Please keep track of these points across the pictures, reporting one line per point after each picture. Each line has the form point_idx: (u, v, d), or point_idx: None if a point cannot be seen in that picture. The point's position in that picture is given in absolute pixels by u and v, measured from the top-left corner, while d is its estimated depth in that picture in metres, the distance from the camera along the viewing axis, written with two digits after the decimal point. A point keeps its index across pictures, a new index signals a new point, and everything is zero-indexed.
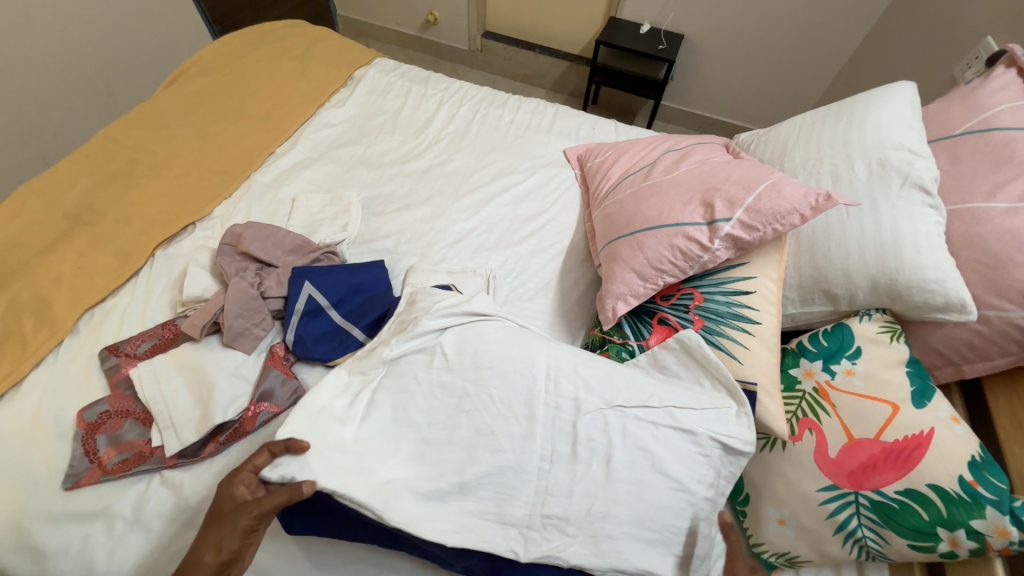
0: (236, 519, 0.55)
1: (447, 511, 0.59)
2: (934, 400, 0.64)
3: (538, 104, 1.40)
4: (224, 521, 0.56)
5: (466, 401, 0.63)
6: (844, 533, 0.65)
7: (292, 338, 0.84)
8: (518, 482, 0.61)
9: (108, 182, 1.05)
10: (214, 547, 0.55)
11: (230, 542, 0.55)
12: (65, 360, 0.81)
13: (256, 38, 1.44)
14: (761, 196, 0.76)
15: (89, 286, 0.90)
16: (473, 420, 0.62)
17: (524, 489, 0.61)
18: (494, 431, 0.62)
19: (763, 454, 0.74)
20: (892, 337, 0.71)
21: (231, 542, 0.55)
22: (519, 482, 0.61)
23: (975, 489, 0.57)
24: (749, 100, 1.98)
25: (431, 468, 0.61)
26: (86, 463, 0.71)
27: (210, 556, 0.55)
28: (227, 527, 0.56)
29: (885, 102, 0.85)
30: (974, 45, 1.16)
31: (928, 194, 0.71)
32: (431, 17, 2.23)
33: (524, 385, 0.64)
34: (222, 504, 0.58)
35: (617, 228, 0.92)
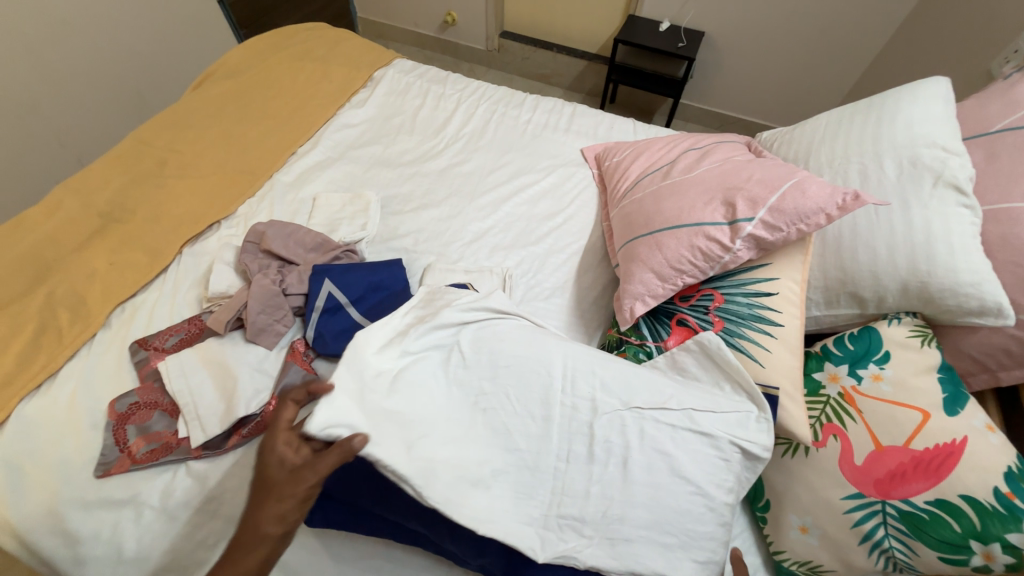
0: (290, 487, 0.52)
1: (477, 501, 0.58)
2: (968, 407, 0.62)
3: (555, 103, 1.40)
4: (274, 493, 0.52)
5: (484, 398, 0.63)
6: (870, 543, 0.63)
7: (312, 335, 0.86)
8: (536, 481, 0.61)
9: (139, 182, 1.09)
10: (273, 517, 0.52)
11: (290, 511, 0.52)
12: (97, 352, 0.85)
13: (279, 41, 1.47)
14: (785, 195, 0.74)
15: (120, 282, 0.93)
16: (490, 418, 0.62)
17: (540, 489, 0.61)
18: (511, 430, 0.62)
19: (785, 460, 0.73)
20: (923, 342, 0.68)
21: (291, 510, 0.52)
22: (536, 482, 0.61)
23: (1011, 501, 0.55)
24: (772, 97, 1.93)
25: (463, 453, 0.60)
26: (117, 453, 0.74)
27: (272, 526, 0.51)
28: (278, 498, 0.52)
29: (917, 98, 0.82)
30: (1013, 39, 1.11)
31: (963, 193, 0.68)
32: (449, 18, 2.24)
33: (542, 384, 0.64)
34: (270, 474, 0.54)
35: (635, 227, 0.91)
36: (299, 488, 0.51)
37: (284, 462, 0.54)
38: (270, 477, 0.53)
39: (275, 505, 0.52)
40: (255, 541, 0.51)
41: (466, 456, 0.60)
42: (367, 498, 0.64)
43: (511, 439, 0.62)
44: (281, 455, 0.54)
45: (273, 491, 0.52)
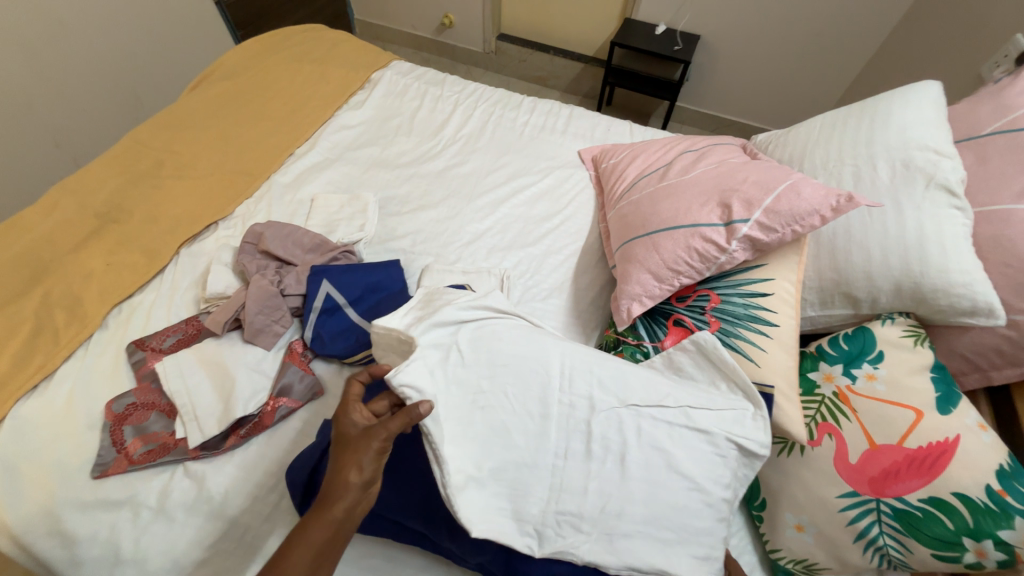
0: (368, 439, 0.54)
1: (487, 493, 0.60)
2: (960, 406, 0.63)
3: (552, 105, 1.41)
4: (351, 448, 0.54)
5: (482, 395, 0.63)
6: (865, 541, 0.64)
7: (310, 335, 0.86)
8: (534, 478, 0.61)
9: (136, 182, 1.09)
10: (353, 468, 0.53)
11: (369, 462, 0.53)
12: (94, 353, 0.84)
13: (277, 43, 1.47)
14: (780, 197, 0.75)
15: (117, 282, 0.93)
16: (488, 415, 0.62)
17: (538, 486, 0.61)
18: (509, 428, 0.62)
19: (780, 459, 0.73)
20: (916, 341, 0.69)
21: (370, 460, 0.53)
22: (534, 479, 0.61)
23: (1003, 498, 0.56)
24: (767, 100, 1.95)
25: (468, 450, 0.60)
26: (114, 453, 0.74)
27: (353, 478, 0.53)
28: (356, 451, 0.54)
29: (909, 101, 0.83)
30: (1002, 43, 1.13)
31: (954, 195, 0.70)
32: (446, 20, 2.25)
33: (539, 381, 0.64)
34: (345, 435, 0.56)
35: (632, 229, 0.91)
36: (377, 439, 0.54)
37: (356, 423, 0.56)
38: (346, 437, 0.56)
39: (352, 460, 0.53)
40: (339, 494, 0.52)
41: (463, 454, 0.60)
42: None
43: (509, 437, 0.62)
44: (352, 418, 0.57)
45: (350, 448, 0.54)
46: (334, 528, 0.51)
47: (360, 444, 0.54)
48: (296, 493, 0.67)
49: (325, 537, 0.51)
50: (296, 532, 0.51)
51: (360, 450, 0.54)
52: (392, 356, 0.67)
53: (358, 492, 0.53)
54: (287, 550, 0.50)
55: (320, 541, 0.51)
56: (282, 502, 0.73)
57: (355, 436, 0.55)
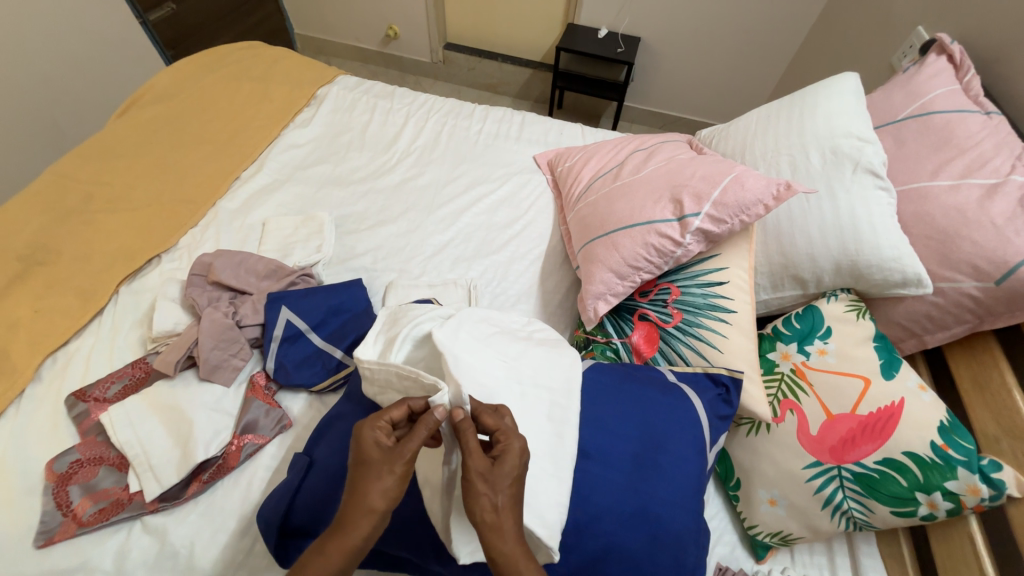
0: (391, 463, 0.49)
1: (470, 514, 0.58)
2: (902, 370, 0.68)
3: (504, 112, 1.42)
4: (369, 471, 0.49)
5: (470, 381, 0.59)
6: (832, 507, 0.68)
7: (272, 366, 0.83)
8: (543, 477, 0.56)
9: (63, 219, 1.01)
10: (375, 493, 0.48)
11: (393, 485, 0.49)
12: (28, 410, 0.77)
13: (211, 62, 1.41)
14: (726, 189, 0.79)
15: (49, 330, 0.86)
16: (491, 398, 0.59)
17: (538, 490, 0.55)
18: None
19: (750, 439, 0.76)
20: (859, 315, 0.74)
21: (394, 485, 0.49)
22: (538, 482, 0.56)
23: (946, 452, 0.60)
24: (708, 97, 2.05)
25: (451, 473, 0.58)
26: (60, 517, 0.68)
27: (376, 502, 0.48)
28: (374, 475, 0.49)
29: (833, 92, 0.89)
30: (907, 36, 1.24)
31: (878, 177, 0.76)
32: (391, 32, 2.23)
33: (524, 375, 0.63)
34: (363, 456, 0.50)
35: (591, 229, 0.93)
36: (401, 463, 0.49)
37: (379, 441, 0.51)
38: (367, 456, 0.50)
39: (373, 485, 0.48)
40: (358, 519, 0.47)
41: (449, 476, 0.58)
42: None
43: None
44: (373, 433, 0.51)
45: (372, 470, 0.49)
46: (352, 553, 0.47)
47: (384, 468, 0.49)
48: (270, 537, 0.63)
49: (342, 562, 0.46)
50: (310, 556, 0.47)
51: (383, 472, 0.49)
52: (391, 394, 0.62)
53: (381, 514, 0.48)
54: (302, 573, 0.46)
55: (338, 563, 0.46)
56: (255, 545, 0.69)
57: (377, 458, 0.50)
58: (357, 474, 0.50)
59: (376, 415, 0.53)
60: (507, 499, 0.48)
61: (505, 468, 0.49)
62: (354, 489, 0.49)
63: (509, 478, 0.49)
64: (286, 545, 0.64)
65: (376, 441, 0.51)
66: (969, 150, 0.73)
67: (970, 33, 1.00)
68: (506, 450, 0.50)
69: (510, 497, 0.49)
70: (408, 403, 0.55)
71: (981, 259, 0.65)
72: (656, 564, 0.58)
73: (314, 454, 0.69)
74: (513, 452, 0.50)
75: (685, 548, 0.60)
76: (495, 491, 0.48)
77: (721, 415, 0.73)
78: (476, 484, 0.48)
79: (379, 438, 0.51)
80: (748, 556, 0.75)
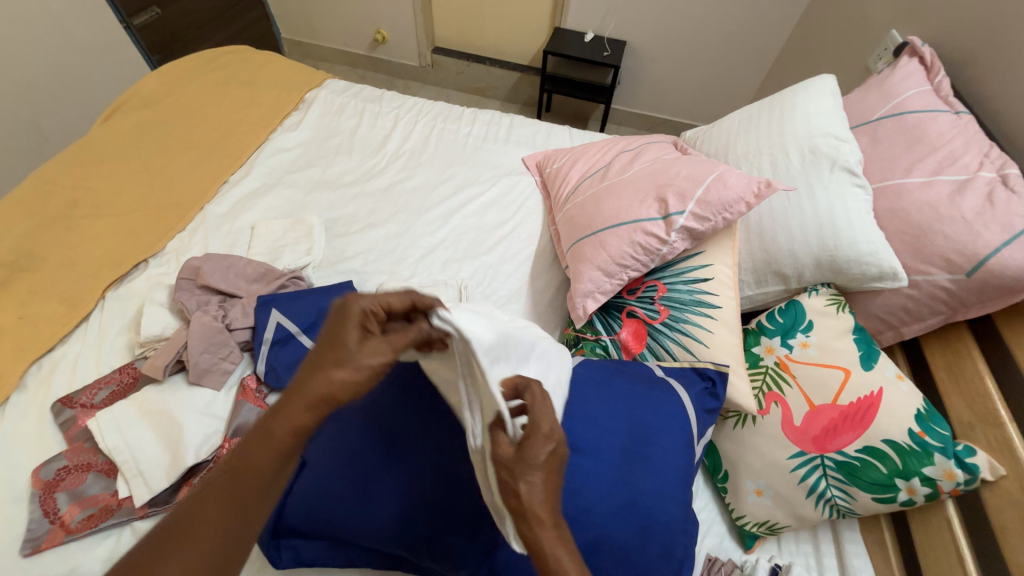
0: (363, 358, 0.49)
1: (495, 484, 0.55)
2: (880, 361, 0.70)
3: (492, 116, 1.43)
4: (337, 359, 0.50)
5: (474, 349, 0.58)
6: (815, 495, 0.70)
7: (263, 369, 0.83)
8: None
9: (47, 224, 1.00)
10: (338, 383, 0.49)
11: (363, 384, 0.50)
12: (13, 418, 0.76)
13: (198, 66, 1.40)
14: (709, 188, 0.81)
15: (33, 338, 0.85)
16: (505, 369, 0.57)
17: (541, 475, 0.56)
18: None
19: (736, 431, 0.78)
20: (838, 308, 0.77)
21: (360, 382, 0.49)
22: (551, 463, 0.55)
23: (923, 439, 0.63)
24: (692, 99, 2.09)
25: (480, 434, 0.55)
26: (47, 525, 0.67)
27: (332, 394, 0.49)
28: (342, 365, 0.49)
29: (811, 94, 0.92)
30: (881, 39, 1.28)
31: (855, 175, 0.79)
32: (379, 36, 2.24)
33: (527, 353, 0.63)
34: (340, 340, 0.51)
35: (579, 229, 0.94)
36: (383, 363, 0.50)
37: (361, 331, 0.51)
38: (346, 338, 0.51)
39: (339, 374, 0.49)
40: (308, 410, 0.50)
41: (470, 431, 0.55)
42: (336, 520, 0.62)
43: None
44: (356, 322, 0.52)
45: (342, 360, 0.50)
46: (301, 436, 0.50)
47: (363, 364, 0.49)
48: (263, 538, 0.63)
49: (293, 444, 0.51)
50: (260, 435, 0.51)
51: (357, 364, 0.49)
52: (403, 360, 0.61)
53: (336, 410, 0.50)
54: (252, 454, 0.50)
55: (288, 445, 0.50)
56: None
57: (357, 345, 0.50)
58: (325, 352, 0.51)
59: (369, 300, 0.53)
60: (533, 485, 0.48)
61: (533, 457, 0.48)
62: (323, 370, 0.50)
63: (538, 464, 0.49)
64: (280, 545, 0.64)
65: (361, 326, 0.52)
66: (940, 148, 0.76)
67: (941, 37, 1.04)
68: (533, 433, 0.49)
69: (539, 480, 0.48)
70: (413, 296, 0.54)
71: (953, 252, 0.67)
72: (646, 554, 0.59)
73: None
74: (541, 436, 0.49)
75: (671, 539, 0.61)
76: (516, 480, 0.48)
77: (705, 410, 0.74)
78: (500, 472, 0.49)
79: (368, 325, 0.52)
80: (736, 546, 0.77)
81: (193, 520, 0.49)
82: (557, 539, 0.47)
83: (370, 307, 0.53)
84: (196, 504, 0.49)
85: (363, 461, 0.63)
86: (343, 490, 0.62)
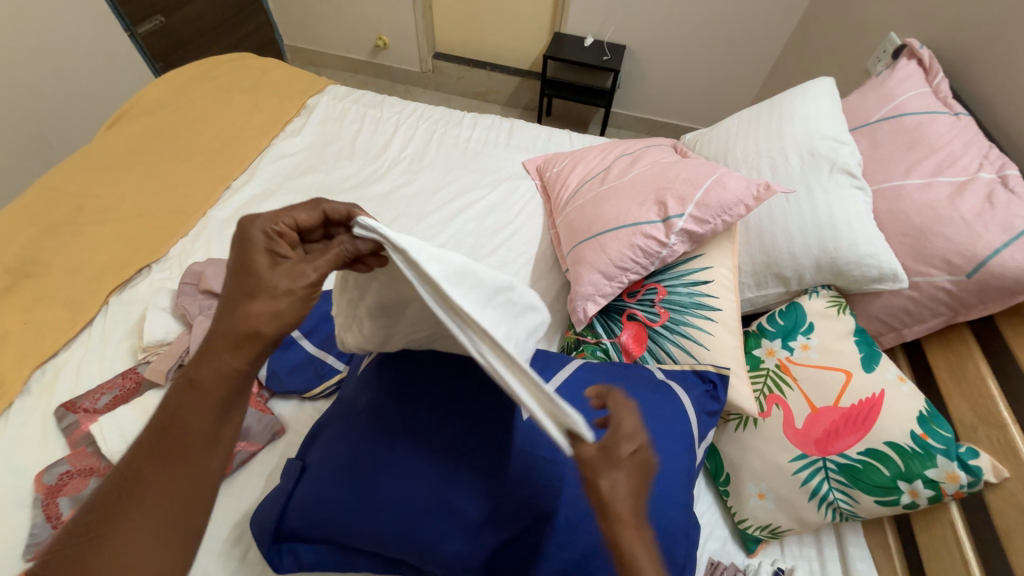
0: (287, 283, 0.49)
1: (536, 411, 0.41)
2: (882, 362, 0.70)
3: (493, 120, 1.44)
4: (257, 287, 0.49)
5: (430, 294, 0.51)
6: (818, 498, 0.70)
7: (265, 373, 0.83)
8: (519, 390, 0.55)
9: (52, 231, 1.01)
10: (266, 314, 0.48)
11: (287, 309, 0.49)
12: (17, 422, 0.77)
13: (202, 73, 1.42)
14: (708, 190, 0.81)
15: (37, 343, 0.85)
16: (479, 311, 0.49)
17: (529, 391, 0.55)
18: (477, 407, 0.64)
19: (738, 434, 0.77)
20: (839, 310, 0.77)
21: (289, 307, 0.49)
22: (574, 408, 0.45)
23: (925, 441, 0.62)
24: (692, 102, 2.09)
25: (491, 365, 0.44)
26: (50, 530, 0.67)
27: (262, 326, 0.48)
28: (264, 292, 0.48)
29: (810, 96, 0.92)
30: (880, 42, 1.28)
31: (854, 177, 0.79)
32: (380, 42, 2.26)
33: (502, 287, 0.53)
34: (255, 267, 0.50)
35: (579, 232, 0.95)
36: (303, 283, 0.49)
37: (272, 253, 0.52)
38: (255, 263, 0.50)
39: (262, 302, 0.48)
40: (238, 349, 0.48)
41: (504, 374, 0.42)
42: (337, 524, 0.62)
43: (468, 428, 0.64)
44: (266, 246, 0.52)
45: (264, 290, 0.49)
46: (235, 381, 0.48)
47: (280, 287, 0.49)
48: (264, 543, 0.63)
49: (225, 391, 0.47)
50: (189, 392, 0.46)
51: (278, 285, 0.49)
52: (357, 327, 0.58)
53: (266, 343, 0.49)
54: (184, 411, 0.45)
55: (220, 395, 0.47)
56: (248, 553, 0.69)
57: (269, 268, 0.50)
58: (240, 282, 0.50)
59: (275, 222, 0.54)
60: (618, 484, 0.44)
61: (616, 451, 0.45)
62: (239, 300, 0.49)
63: (621, 462, 0.45)
64: (280, 549, 0.64)
65: (269, 249, 0.52)
66: (939, 149, 0.76)
67: (940, 39, 1.04)
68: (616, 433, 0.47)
69: (621, 476, 0.45)
70: (319, 210, 0.56)
71: (953, 254, 0.67)
72: None
73: (307, 458, 0.69)
74: (625, 436, 0.46)
75: (673, 542, 0.61)
76: (597, 475, 0.44)
77: (704, 411, 0.73)
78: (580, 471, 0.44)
79: (278, 249, 0.53)
80: (739, 550, 0.77)
81: (127, 498, 0.42)
82: (638, 538, 0.43)
83: (273, 230, 0.54)
84: (126, 477, 0.43)
85: (363, 463, 0.63)
86: (343, 492, 0.62)
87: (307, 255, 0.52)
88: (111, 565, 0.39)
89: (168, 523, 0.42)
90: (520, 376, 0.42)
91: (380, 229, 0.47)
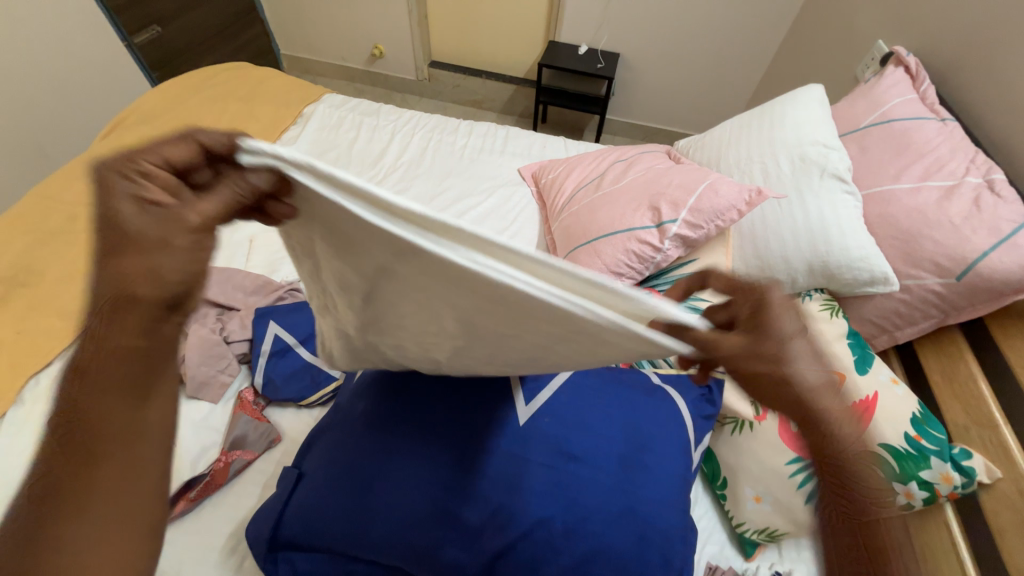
0: (170, 237, 0.39)
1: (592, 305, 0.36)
2: (874, 365, 0.71)
3: (488, 128, 1.46)
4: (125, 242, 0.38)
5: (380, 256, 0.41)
6: (814, 500, 0.68)
7: (261, 381, 0.83)
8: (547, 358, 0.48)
9: (46, 240, 1.00)
10: (147, 275, 0.39)
11: (172, 264, 0.39)
12: (9, 433, 0.76)
13: (198, 82, 1.43)
14: (701, 196, 0.82)
15: (31, 352, 0.85)
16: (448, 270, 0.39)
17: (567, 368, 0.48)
18: (475, 419, 0.65)
19: (734, 437, 0.78)
20: (832, 314, 0.77)
21: (175, 265, 0.39)
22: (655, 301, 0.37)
23: (919, 443, 0.63)
24: (686, 109, 2.12)
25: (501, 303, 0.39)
26: None
27: (142, 290, 0.39)
28: (137, 250, 0.39)
29: (799, 103, 0.94)
30: (868, 49, 1.31)
31: (844, 182, 0.80)
32: (376, 51, 2.28)
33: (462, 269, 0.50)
34: (116, 216, 0.38)
35: (574, 238, 0.95)
36: (187, 234, 0.40)
37: (140, 199, 0.39)
38: (118, 214, 0.38)
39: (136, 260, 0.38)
40: (144, 330, 0.40)
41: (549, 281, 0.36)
42: (332, 532, 0.61)
43: (461, 437, 0.64)
44: (127, 188, 0.39)
45: (134, 246, 0.39)
46: (136, 357, 0.41)
47: (155, 241, 0.39)
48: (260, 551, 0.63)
49: (127, 368, 0.41)
50: (81, 382, 0.40)
51: (156, 240, 0.39)
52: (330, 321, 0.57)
53: (153, 307, 0.40)
54: (82, 401, 0.40)
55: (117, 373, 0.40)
56: (244, 563, 0.69)
57: (139, 218, 0.39)
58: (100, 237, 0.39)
59: (136, 154, 0.40)
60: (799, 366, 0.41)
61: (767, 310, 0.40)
62: (106, 259, 0.39)
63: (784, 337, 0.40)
64: (277, 558, 0.63)
65: (133, 194, 0.39)
66: (927, 154, 0.77)
67: (925, 47, 1.06)
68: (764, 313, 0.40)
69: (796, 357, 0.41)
70: (193, 137, 0.40)
71: (942, 257, 0.68)
72: (644, 562, 0.58)
73: (303, 466, 0.69)
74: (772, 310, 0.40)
75: (670, 546, 0.61)
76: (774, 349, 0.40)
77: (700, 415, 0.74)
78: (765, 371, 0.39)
79: (145, 191, 0.40)
80: (737, 555, 0.77)
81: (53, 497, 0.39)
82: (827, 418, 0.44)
83: (132, 164, 0.40)
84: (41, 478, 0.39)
85: (359, 470, 0.63)
86: (340, 500, 0.62)
87: (190, 198, 0.41)
88: (68, 562, 0.37)
89: (111, 514, 0.39)
90: (568, 282, 0.36)
91: (272, 150, 0.36)
